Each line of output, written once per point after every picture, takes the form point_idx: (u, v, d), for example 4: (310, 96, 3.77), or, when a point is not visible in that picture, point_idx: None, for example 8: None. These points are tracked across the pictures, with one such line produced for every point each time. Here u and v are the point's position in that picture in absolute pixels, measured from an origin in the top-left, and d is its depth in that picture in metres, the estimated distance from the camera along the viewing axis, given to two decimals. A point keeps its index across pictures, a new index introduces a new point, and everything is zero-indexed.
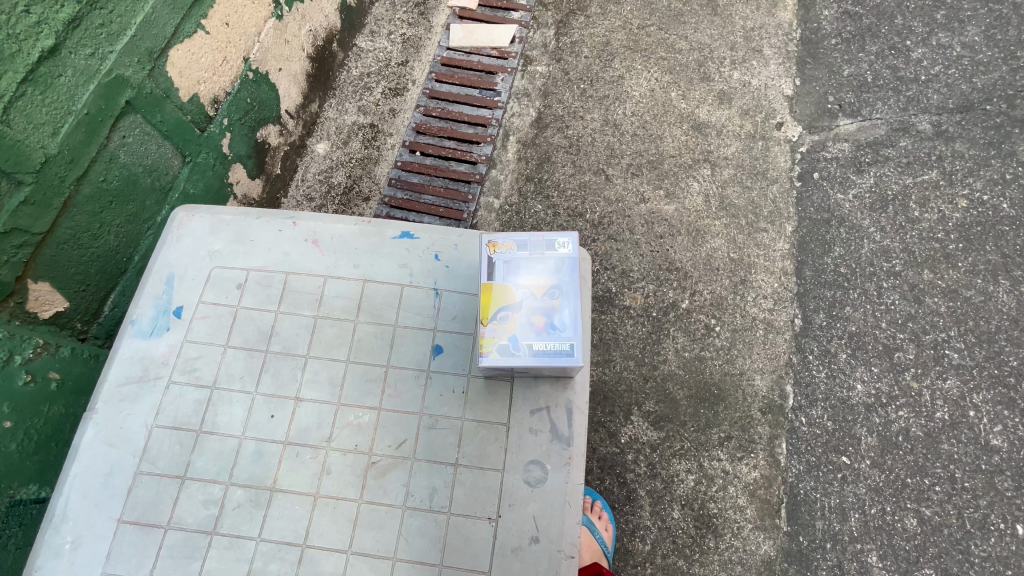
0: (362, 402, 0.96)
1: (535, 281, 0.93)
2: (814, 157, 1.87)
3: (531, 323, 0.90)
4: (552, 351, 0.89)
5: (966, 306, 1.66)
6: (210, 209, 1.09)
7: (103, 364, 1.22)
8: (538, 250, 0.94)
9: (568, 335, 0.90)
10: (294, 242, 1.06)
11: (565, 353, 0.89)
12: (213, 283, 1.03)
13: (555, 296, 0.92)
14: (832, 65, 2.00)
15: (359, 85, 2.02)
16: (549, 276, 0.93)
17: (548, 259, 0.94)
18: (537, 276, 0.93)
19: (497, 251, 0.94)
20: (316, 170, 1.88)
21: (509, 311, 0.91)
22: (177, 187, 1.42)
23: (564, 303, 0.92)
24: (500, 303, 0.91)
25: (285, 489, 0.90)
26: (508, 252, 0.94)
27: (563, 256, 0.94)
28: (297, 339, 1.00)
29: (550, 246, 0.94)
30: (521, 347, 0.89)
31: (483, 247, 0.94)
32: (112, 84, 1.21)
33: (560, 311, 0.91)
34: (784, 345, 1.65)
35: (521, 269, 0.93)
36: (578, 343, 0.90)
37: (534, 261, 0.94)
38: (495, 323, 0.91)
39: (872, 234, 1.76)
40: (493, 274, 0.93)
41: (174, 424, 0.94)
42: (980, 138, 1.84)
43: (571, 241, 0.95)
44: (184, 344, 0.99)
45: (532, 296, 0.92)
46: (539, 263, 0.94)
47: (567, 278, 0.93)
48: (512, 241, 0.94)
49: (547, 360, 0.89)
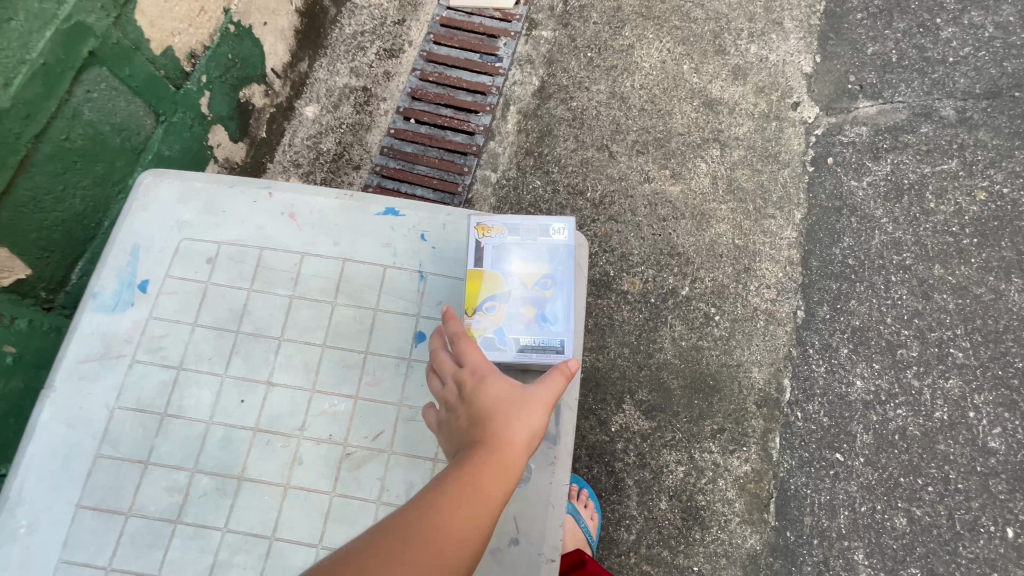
0: (338, 389, 0.90)
1: (524, 268, 0.86)
2: (829, 140, 1.78)
3: (518, 314, 0.84)
4: (541, 345, 0.83)
5: (975, 304, 1.62)
6: (180, 175, 1.01)
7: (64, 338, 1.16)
8: (532, 235, 0.87)
9: (559, 328, 0.84)
10: (270, 214, 0.98)
11: (554, 346, 0.83)
12: (182, 256, 0.96)
13: (547, 284, 0.86)
14: (856, 41, 1.88)
15: (352, 44, 1.90)
16: (541, 262, 0.87)
17: (541, 244, 0.87)
18: (527, 262, 0.87)
19: (486, 234, 0.87)
20: (304, 135, 1.78)
21: (495, 301, 0.85)
22: (150, 148, 1.32)
23: (559, 291, 0.86)
24: (488, 292, 0.85)
25: (253, 479, 0.86)
26: (499, 237, 0.87)
27: (556, 240, 0.88)
28: (270, 321, 0.94)
29: (544, 232, 0.88)
30: (510, 343, 0.83)
31: (472, 229, 0.87)
32: (72, 32, 1.10)
33: (552, 302, 0.85)
34: (784, 338, 1.60)
35: (512, 254, 0.87)
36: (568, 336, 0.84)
37: (526, 246, 0.87)
38: (481, 313, 0.85)
39: (884, 225, 1.69)
40: (480, 259, 0.86)
41: (138, 406, 0.88)
42: (1005, 126, 1.75)
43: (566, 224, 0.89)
44: (149, 320, 0.92)
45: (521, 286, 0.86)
46: (531, 246, 0.87)
47: (561, 268, 0.86)
48: (500, 223, 0.88)
49: (535, 356, 0.83)
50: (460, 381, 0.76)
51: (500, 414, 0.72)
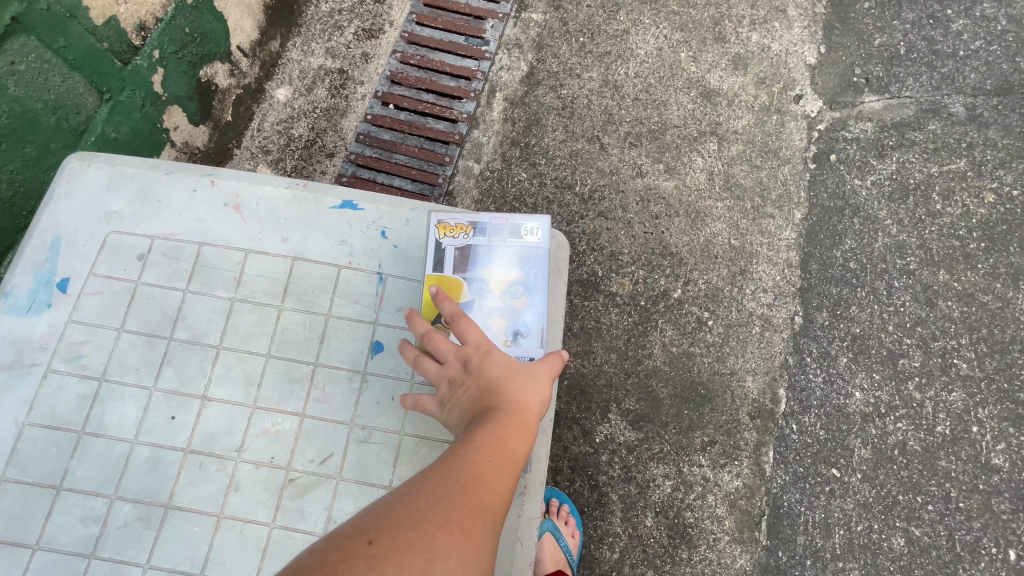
0: (283, 406, 0.80)
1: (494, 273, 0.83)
2: (833, 136, 1.68)
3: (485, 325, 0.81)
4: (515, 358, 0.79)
5: (981, 313, 1.54)
6: (111, 159, 0.89)
7: None
8: (501, 238, 0.83)
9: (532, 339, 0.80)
10: (211, 205, 0.87)
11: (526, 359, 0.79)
12: (109, 251, 0.85)
13: (518, 290, 0.82)
14: (863, 32, 1.78)
15: (328, 22, 1.77)
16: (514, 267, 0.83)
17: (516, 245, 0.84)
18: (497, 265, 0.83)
19: (450, 236, 0.82)
20: (274, 120, 1.65)
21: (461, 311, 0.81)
22: (93, 129, 1.20)
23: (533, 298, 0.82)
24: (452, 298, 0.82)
25: (183, 507, 0.75)
26: (466, 239, 0.83)
27: (531, 242, 0.84)
28: (208, 327, 0.83)
29: (515, 234, 0.83)
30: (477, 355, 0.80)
31: (432, 228, 0.83)
32: None
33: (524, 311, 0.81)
34: (781, 345, 1.51)
35: (479, 259, 0.83)
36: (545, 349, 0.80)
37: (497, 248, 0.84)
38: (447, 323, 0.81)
39: (887, 228, 1.60)
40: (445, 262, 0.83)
41: (50, 423, 0.77)
42: (1017, 125, 1.67)
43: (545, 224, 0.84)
44: (68, 324, 0.81)
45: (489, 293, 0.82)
46: (502, 249, 0.83)
47: (535, 274, 0.82)
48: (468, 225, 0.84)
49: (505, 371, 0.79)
50: (464, 356, 0.73)
51: (511, 386, 0.70)
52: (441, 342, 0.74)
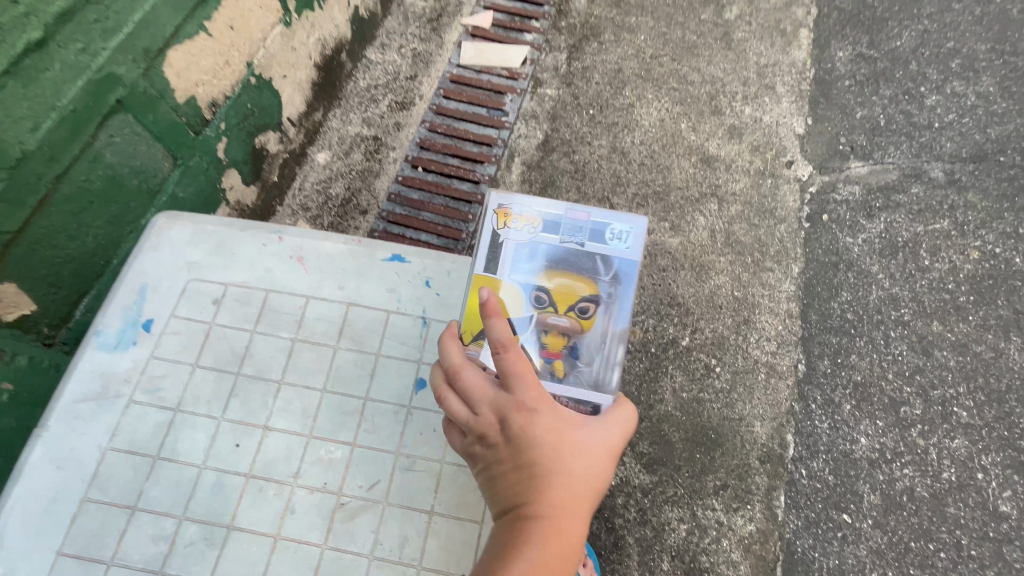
0: (336, 436, 0.89)
1: (561, 276, 0.92)
2: (823, 198, 1.83)
3: (544, 342, 0.89)
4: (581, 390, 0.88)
5: (976, 362, 1.62)
6: (193, 217, 1.04)
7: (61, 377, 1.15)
8: (568, 239, 0.94)
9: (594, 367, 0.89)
10: (278, 257, 1.00)
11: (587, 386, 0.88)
12: (188, 297, 0.97)
13: (589, 306, 0.91)
14: (845, 106, 1.98)
15: (365, 96, 2.00)
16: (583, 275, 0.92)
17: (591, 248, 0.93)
18: (565, 267, 0.93)
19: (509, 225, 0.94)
20: (314, 180, 1.85)
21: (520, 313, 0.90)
22: (165, 190, 1.34)
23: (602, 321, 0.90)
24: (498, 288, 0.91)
25: (243, 528, 0.83)
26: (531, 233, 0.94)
27: (614, 250, 0.93)
28: (271, 364, 0.93)
29: (580, 236, 0.94)
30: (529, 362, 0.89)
31: (493, 217, 0.94)
32: (103, 82, 1.10)
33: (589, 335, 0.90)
34: (786, 392, 1.58)
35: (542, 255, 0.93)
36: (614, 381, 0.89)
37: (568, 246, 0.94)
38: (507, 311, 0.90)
39: (880, 281, 1.72)
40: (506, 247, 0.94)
41: (130, 448, 0.87)
42: (993, 189, 1.84)
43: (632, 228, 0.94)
44: (150, 360, 0.92)
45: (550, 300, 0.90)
46: (575, 250, 0.93)
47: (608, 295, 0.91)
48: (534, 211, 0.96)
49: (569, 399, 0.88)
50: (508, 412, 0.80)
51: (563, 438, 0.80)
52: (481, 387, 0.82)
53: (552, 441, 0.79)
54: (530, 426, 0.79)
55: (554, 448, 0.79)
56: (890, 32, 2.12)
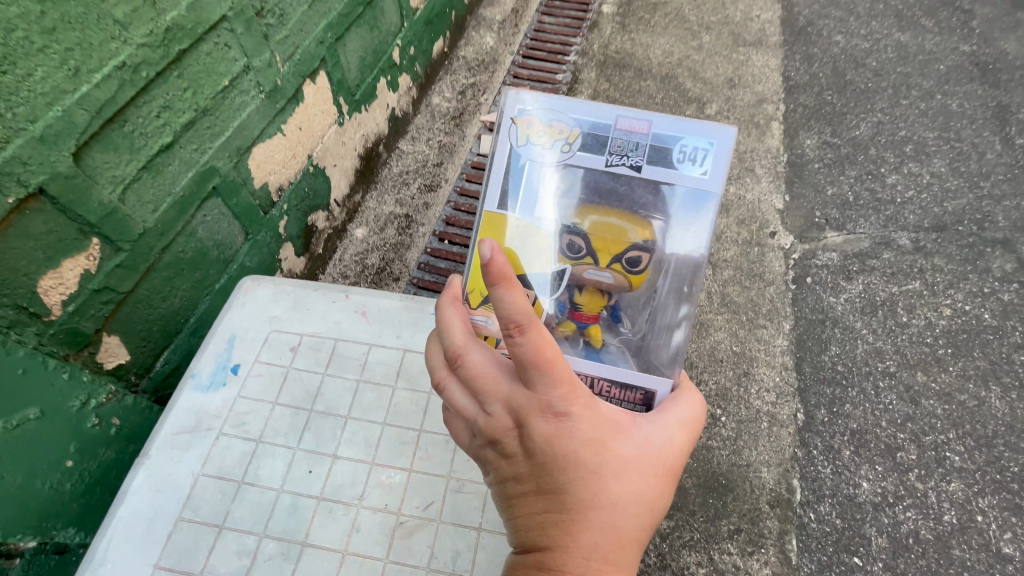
0: (394, 463, 1.03)
1: (613, 214, 0.96)
2: (806, 263, 2.06)
3: (579, 301, 0.98)
4: (640, 376, 0.95)
5: (962, 410, 1.76)
6: (274, 280, 1.24)
7: (156, 414, 1.15)
8: (614, 155, 0.95)
9: (645, 325, 0.98)
10: (345, 312, 1.20)
11: (638, 348, 0.97)
12: (270, 345, 1.15)
13: (637, 257, 0.96)
14: (817, 185, 2.27)
15: (398, 180, 2.30)
16: (639, 209, 0.95)
17: (653, 171, 0.94)
18: (617, 201, 0.96)
19: (525, 141, 0.97)
20: (353, 252, 2.09)
21: (564, 252, 0.97)
22: (236, 260, 1.54)
23: (654, 274, 0.97)
24: (515, 224, 0.98)
25: (315, 545, 0.95)
26: (567, 150, 0.97)
27: (684, 175, 0.93)
28: (339, 401, 1.10)
29: (626, 150, 0.95)
30: (575, 308, 0.98)
31: (511, 130, 0.97)
32: (206, 173, 1.34)
33: (637, 290, 0.97)
34: (789, 439, 1.71)
35: (563, 176, 0.97)
36: (670, 355, 0.97)
37: (627, 168, 0.95)
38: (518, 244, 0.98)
39: (865, 336, 1.90)
40: (537, 164, 0.98)
41: (219, 474, 1.00)
42: (956, 254, 2.08)
43: (712, 147, 0.93)
44: (237, 398, 1.08)
45: (600, 242, 0.96)
46: (632, 175, 0.95)
47: (667, 240, 0.95)
48: (584, 120, 0.96)
49: (616, 385, 0.95)
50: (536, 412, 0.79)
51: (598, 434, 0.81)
52: (495, 383, 0.82)
53: (590, 444, 0.80)
54: (563, 429, 0.79)
55: (591, 448, 0.80)
56: (849, 124, 2.47)
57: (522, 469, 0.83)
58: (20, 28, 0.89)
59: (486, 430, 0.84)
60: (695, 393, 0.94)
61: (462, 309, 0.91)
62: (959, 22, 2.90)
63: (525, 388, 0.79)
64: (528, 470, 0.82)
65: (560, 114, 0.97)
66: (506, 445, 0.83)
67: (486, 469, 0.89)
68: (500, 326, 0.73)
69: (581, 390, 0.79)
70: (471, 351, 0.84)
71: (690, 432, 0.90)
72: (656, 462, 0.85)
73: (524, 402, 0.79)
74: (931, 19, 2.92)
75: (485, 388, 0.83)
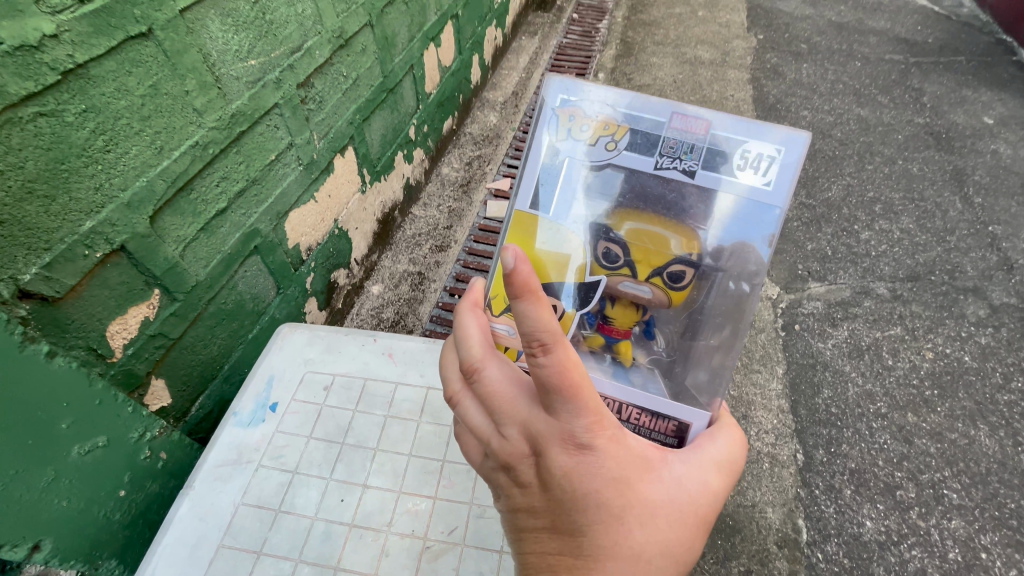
0: (420, 491, 1.11)
1: (659, 222, 0.87)
2: (793, 312, 2.21)
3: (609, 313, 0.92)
4: (674, 406, 0.89)
5: (954, 448, 1.83)
6: (309, 326, 1.37)
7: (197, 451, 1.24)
8: (660, 155, 0.86)
9: (680, 343, 0.92)
10: (373, 354, 1.32)
11: (670, 369, 0.92)
12: (305, 384, 1.26)
13: (676, 272, 0.88)
14: (798, 241, 2.47)
15: (412, 241, 2.49)
16: (688, 219, 0.86)
17: (707, 178, 0.84)
18: (665, 208, 0.87)
19: (563, 134, 0.89)
20: (370, 307, 2.24)
21: (600, 261, 0.89)
22: (268, 312, 1.67)
23: (696, 291, 0.89)
24: (546, 227, 0.91)
25: (347, 569, 1.01)
26: (607, 147, 0.88)
27: (744, 185, 0.83)
28: (369, 435, 1.19)
29: (673, 151, 0.85)
30: (605, 320, 0.92)
31: (551, 121, 0.89)
32: (250, 234, 1.51)
33: (675, 307, 0.91)
34: (790, 479, 1.76)
35: (602, 177, 0.89)
36: (703, 385, 0.91)
37: (679, 172, 0.85)
38: (549, 247, 0.91)
39: (855, 379, 2.00)
40: (576, 161, 0.89)
41: (258, 503, 1.08)
42: (932, 301, 2.24)
43: (780, 155, 0.82)
44: (275, 433, 1.18)
45: (641, 252, 0.88)
46: (682, 180, 0.85)
47: (718, 256, 0.86)
48: (635, 113, 0.86)
49: (647, 414, 0.89)
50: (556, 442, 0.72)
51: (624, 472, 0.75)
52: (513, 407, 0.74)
53: (612, 484, 0.75)
54: (584, 464, 0.73)
55: (614, 486, 0.75)
56: (822, 186, 2.72)
57: (537, 501, 0.77)
58: (125, 117, 1.08)
59: (500, 454, 0.77)
60: (733, 428, 0.90)
61: (482, 314, 0.80)
62: (912, 99, 3.25)
63: (547, 415, 0.72)
64: (543, 503, 0.77)
65: (610, 106, 0.87)
66: (521, 473, 0.76)
67: (498, 493, 0.83)
68: (522, 343, 0.65)
69: (609, 422, 0.72)
70: (489, 365, 0.75)
71: (726, 472, 0.86)
72: (682, 506, 0.80)
73: (545, 431, 0.72)
74: (886, 97, 3.28)
75: (501, 409, 0.75)
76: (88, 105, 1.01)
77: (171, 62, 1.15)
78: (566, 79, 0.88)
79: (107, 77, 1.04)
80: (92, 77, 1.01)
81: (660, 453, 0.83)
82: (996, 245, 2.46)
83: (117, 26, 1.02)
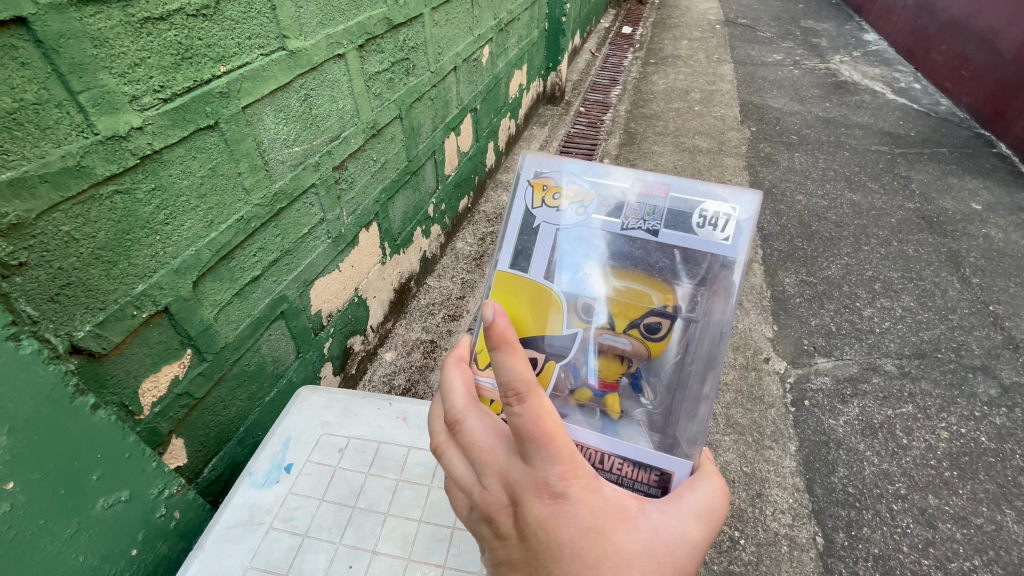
0: (429, 559, 1.10)
1: (631, 277, 0.95)
2: (802, 386, 2.22)
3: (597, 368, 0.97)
4: (655, 454, 0.88)
5: (981, 534, 1.76)
6: (327, 389, 1.42)
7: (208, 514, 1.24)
8: (626, 218, 0.96)
9: (669, 397, 0.95)
10: (388, 417, 1.36)
11: (661, 423, 0.94)
12: (320, 446, 1.29)
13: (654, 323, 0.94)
14: (801, 316, 2.54)
15: (425, 310, 2.59)
16: (657, 274, 0.94)
17: (671, 236, 0.93)
18: (635, 264, 0.96)
19: (540, 200, 0.99)
20: (382, 373, 2.29)
21: (579, 317, 0.96)
22: (286, 374, 1.73)
23: (673, 342, 0.94)
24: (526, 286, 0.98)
25: None
26: (578, 213, 0.98)
27: (704, 239, 0.91)
28: (380, 498, 1.20)
29: (638, 213, 0.95)
30: (592, 376, 0.97)
31: (527, 189, 1.00)
32: (278, 300, 1.61)
33: (658, 358, 0.95)
34: (811, 564, 1.69)
35: (578, 237, 0.98)
36: (691, 435, 0.92)
37: (644, 231, 0.95)
38: (530, 308, 0.97)
39: (870, 457, 1.97)
40: (552, 225, 0.99)
41: (266, 567, 1.08)
42: (941, 378, 2.25)
43: (735, 212, 0.91)
44: (289, 495, 1.20)
45: (616, 306, 0.95)
46: (649, 239, 0.94)
47: (690, 307, 0.93)
48: (600, 183, 0.98)
49: (628, 462, 0.89)
50: (533, 489, 0.72)
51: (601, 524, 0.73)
52: (494, 458, 0.76)
53: (589, 535, 0.72)
54: (560, 514, 0.71)
55: (592, 538, 0.72)
56: (821, 265, 2.83)
57: (516, 555, 0.75)
58: (186, 194, 1.23)
59: (480, 504, 0.77)
60: (715, 476, 0.87)
61: (466, 368, 0.90)
62: (900, 185, 3.46)
63: (522, 462, 0.73)
64: (521, 557, 0.74)
65: (578, 178, 0.99)
66: (500, 525, 0.75)
67: (482, 549, 0.81)
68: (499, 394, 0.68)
69: (584, 470, 0.72)
70: (470, 417, 0.80)
71: (708, 521, 0.82)
72: (664, 560, 0.76)
73: (519, 478, 0.72)
74: (876, 183, 3.49)
75: (480, 457, 0.77)
76: (157, 184, 1.16)
77: (230, 149, 1.32)
78: (538, 156, 1.00)
79: (176, 160, 1.19)
80: (164, 161, 1.16)
81: (638, 502, 0.79)
82: (998, 323, 2.50)
83: (191, 120, 1.19)
